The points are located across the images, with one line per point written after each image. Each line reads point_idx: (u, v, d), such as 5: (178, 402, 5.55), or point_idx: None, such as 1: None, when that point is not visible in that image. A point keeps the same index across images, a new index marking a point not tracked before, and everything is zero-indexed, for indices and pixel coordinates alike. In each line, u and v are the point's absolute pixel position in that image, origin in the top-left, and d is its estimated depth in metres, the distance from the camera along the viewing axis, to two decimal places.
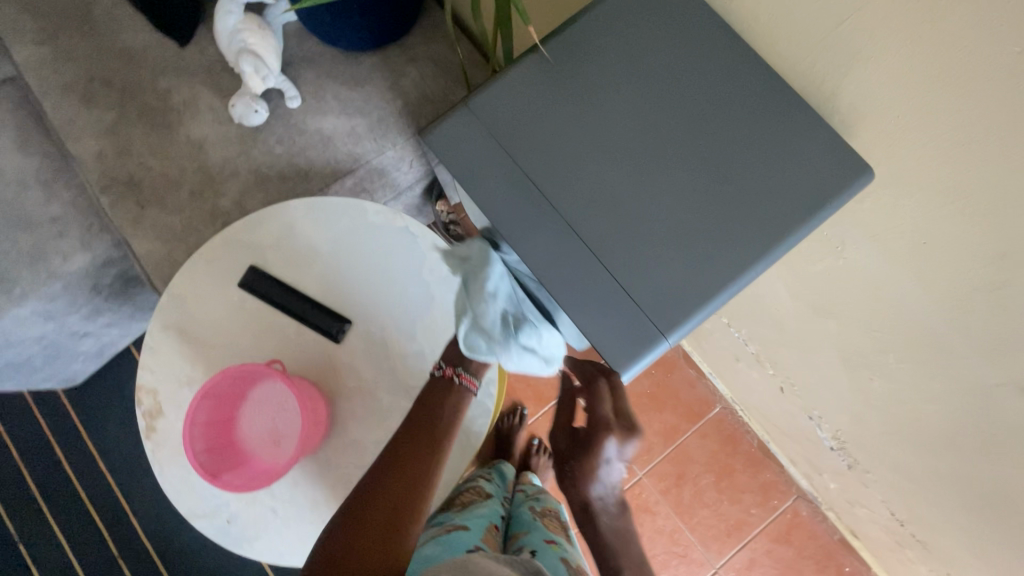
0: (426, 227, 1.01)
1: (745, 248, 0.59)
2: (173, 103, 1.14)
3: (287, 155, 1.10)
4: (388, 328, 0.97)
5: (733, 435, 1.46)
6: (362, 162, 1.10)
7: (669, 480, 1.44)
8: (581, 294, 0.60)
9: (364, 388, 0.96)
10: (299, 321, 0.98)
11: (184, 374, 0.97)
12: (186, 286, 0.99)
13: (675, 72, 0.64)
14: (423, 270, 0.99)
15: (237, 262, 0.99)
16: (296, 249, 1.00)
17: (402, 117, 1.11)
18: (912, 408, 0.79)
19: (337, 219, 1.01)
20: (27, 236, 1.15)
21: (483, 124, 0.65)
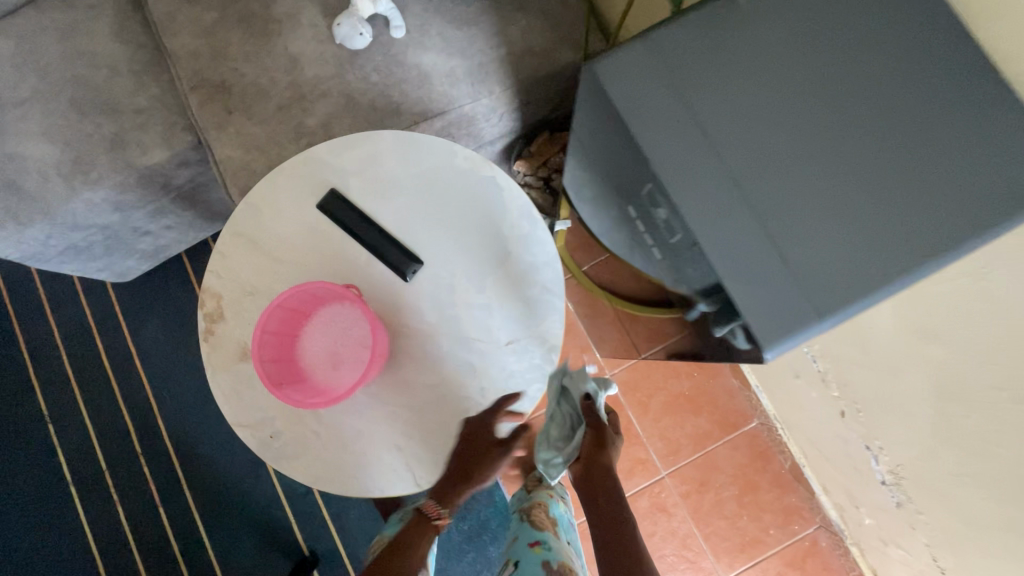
0: (513, 181, 0.98)
1: (923, 240, 0.56)
2: (275, 12, 1.11)
3: (381, 84, 1.07)
4: (458, 278, 0.95)
5: (765, 452, 1.42)
6: (454, 105, 1.08)
7: (691, 485, 1.42)
8: (736, 256, 0.59)
9: (424, 332, 0.94)
10: (369, 252, 0.96)
11: (248, 285, 0.96)
12: (265, 197, 0.97)
13: (871, 45, 0.62)
14: (504, 225, 0.96)
15: (318, 183, 0.98)
16: (380, 181, 0.98)
17: (504, 66, 1.08)
18: (1003, 455, 0.74)
19: (425, 158, 0.98)
20: (111, 123, 1.15)
21: (661, 66, 0.65)
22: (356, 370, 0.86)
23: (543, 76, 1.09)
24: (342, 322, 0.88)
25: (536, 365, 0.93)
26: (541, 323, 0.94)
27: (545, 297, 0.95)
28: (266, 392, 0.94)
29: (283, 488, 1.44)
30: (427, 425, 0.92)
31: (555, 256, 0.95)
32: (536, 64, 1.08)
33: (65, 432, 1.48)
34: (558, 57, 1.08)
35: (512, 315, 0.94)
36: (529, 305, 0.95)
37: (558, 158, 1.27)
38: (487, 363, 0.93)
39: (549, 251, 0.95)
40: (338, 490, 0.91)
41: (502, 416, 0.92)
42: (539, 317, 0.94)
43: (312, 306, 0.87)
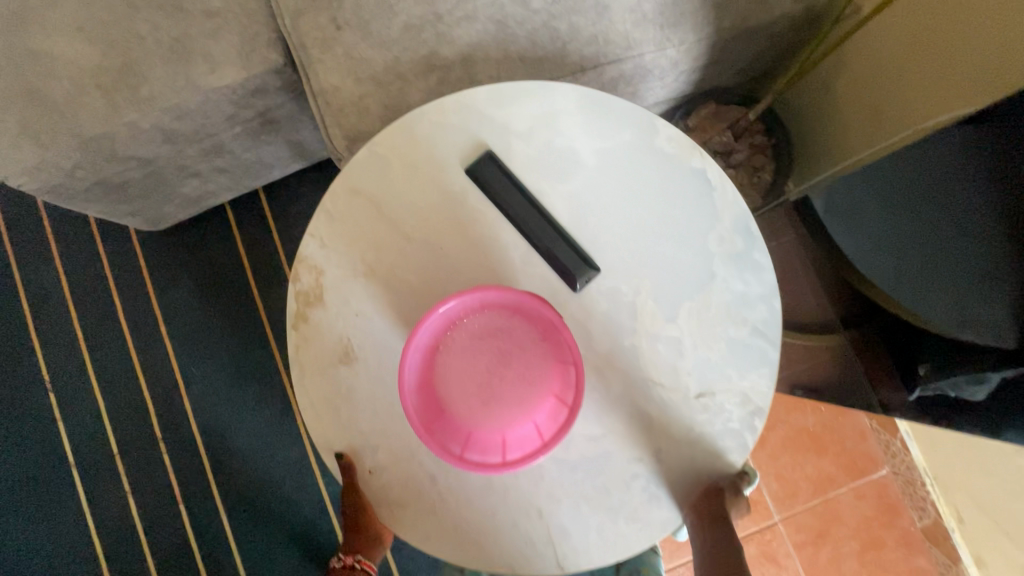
0: (725, 180, 0.75)
1: None
2: None
3: (545, 12, 0.81)
4: (644, 296, 0.72)
5: (895, 505, 1.22)
6: (633, 53, 0.82)
7: (808, 535, 1.22)
8: None
9: (591, 362, 0.70)
10: (529, 246, 0.72)
11: (363, 264, 0.71)
12: (396, 146, 0.73)
13: None
14: (710, 236, 0.73)
15: (472, 141, 0.73)
16: (553, 151, 0.74)
17: (705, 9, 0.83)
18: None
19: (615, 132, 0.74)
20: (172, 25, 0.88)
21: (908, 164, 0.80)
22: (523, 415, 0.60)
23: (750, 27, 0.84)
24: (503, 339, 0.62)
25: (731, 429, 0.70)
26: (746, 374, 0.71)
27: (753, 341, 0.71)
28: (369, 409, 0.69)
29: (330, 497, 1.20)
30: (581, 487, 0.68)
31: (773, 289, 0.72)
32: (746, 11, 0.83)
33: (68, 404, 1.22)
34: (772, 6, 0.84)
35: (708, 357, 0.71)
36: (731, 348, 0.71)
37: (724, 137, 1.01)
38: (673, 412, 0.70)
39: (766, 281, 0.72)
40: (451, 559, 0.67)
41: (680, 489, 0.69)
42: (743, 365, 0.71)
43: (462, 316, 0.63)
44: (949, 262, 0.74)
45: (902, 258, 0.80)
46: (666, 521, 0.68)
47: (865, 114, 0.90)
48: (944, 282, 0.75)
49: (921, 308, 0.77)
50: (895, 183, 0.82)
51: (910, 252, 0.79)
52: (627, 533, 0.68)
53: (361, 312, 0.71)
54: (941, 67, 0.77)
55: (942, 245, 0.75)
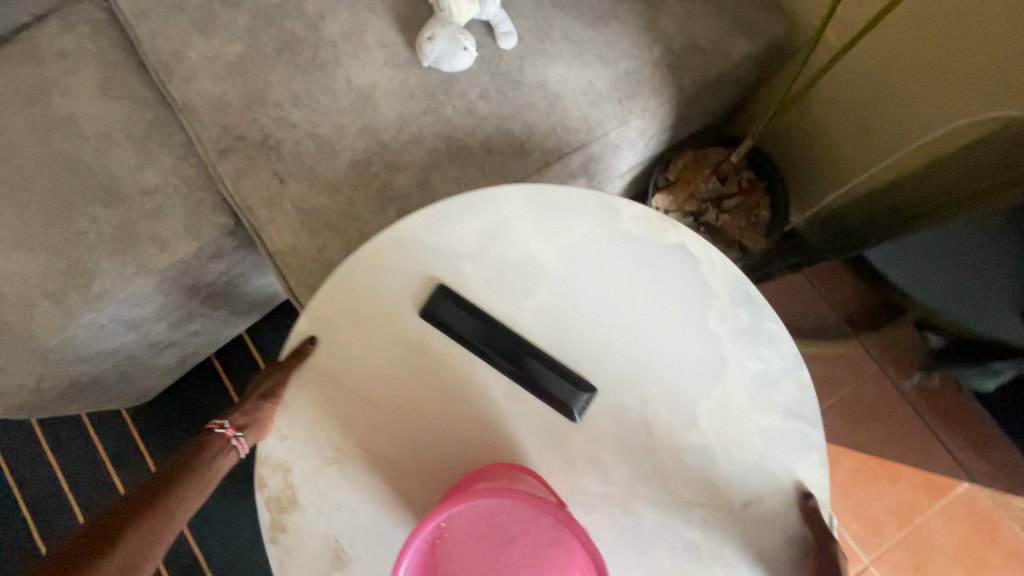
0: (708, 248, 0.67)
1: None
2: (327, 35, 0.79)
3: (493, 117, 0.75)
4: (653, 406, 0.63)
5: (990, 518, 1.11)
6: (597, 133, 0.76)
7: (906, 573, 1.11)
8: None
9: (616, 499, 0.61)
10: (511, 379, 0.64)
11: (332, 447, 0.63)
12: (336, 304, 0.66)
13: None
14: (709, 317, 0.65)
15: (419, 276, 0.66)
16: (512, 265, 0.66)
17: (661, 72, 0.77)
18: None
19: (572, 227, 0.67)
20: (112, 213, 0.82)
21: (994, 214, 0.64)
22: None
23: (713, 77, 0.78)
24: (509, 533, 0.52)
25: (794, 535, 0.59)
26: (792, 464, 0.61)
27: (789, 424, 0.62)
28: None
29: None
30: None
31: (795, 358, 0.64)
32: (704, 63, 0.78)
33: None
34: (730, 51, 0.78)
35: (743, 460, 0.61)
36: (767, 440, 0.62)
37: (710, 183, 0.94)
38: (734, 534, 0.59)
39: (784, 351, 0.64)
40: None
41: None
42: (787, 454, 0.61)
43: (450, 523, 0.52)
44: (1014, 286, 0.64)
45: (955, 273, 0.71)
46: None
47: (855, 134, 0.84)
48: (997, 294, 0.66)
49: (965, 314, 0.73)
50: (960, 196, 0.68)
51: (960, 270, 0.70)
52: None
53: (343, 503, 0.61)
54: (934, 78, 0.70)
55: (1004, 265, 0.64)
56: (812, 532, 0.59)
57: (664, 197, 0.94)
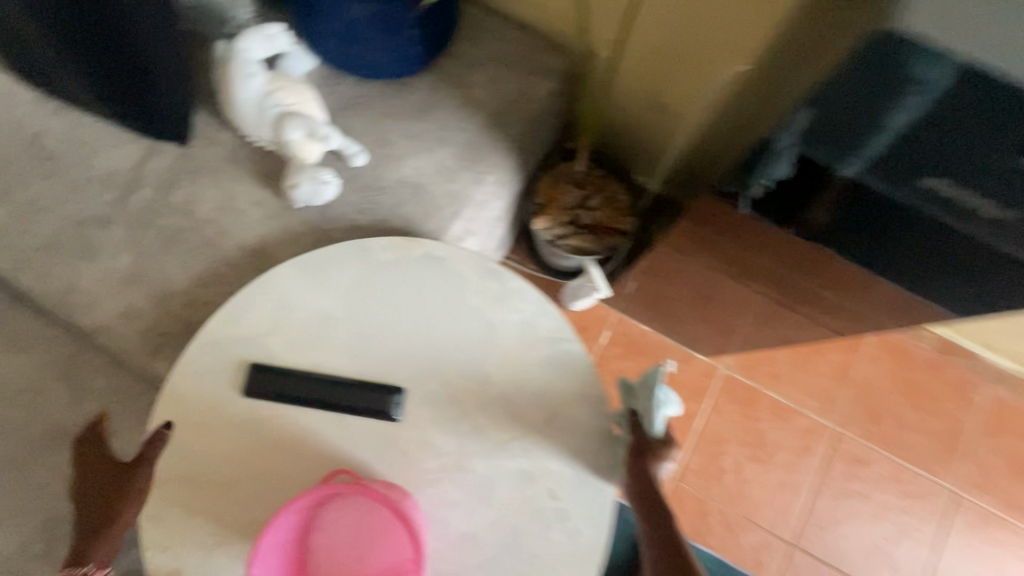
0: (449, 245, 0.81)
1: None
2: (203, 214, 0.87)
3: (376, 223, 0.86)
4: (453, 380, 0.75)
5: (903, 346, 1.34)
6: (465, 199, 0.89)
7: (866, 420, 1.31)
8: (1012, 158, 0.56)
9: (452, 465, 0.72)
10: (337, 410, 0.74)
11: (210, 536, 0.70)
12: (174, 421, 0.74)
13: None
14: (469, 295, 0.79)
15: (230, 364, 0.76)
16: (302, 324, 0.77)
17: (492, 132, 0.92)
18: None
19: (338, 272, 0.79)
20: (68, 452, 0.85)
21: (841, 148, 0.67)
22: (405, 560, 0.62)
23: (534, 117, 0.94)
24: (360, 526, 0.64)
25: (591, 425, 0.75)
26: (570, 377, 0.76)
27: (557, 348, 0.77)
28: None
29: None
30: (516, 565, 0.70)
31: (541, 298, 0.79)
32: (522, 112, 0.93)
33: None
34: (536, 94, 0.94)
35: (534, 387, 0.75)
36: (545, 366, 0.76)
37: (572, 193, 1.10)
38: (598, 464, 0.73)
39: (532, 298, 0.79)
40: None
41: (592, 507, 0.72)
42: (562, 371, 0.76)
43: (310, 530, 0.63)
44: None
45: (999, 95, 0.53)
46: (596, 542, 0.70)
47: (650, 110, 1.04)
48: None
49: (905, 172, 0.64)
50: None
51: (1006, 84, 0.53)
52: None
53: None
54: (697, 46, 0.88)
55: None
56: (601, 419, 0.75)
57: (543, 219, 1.09)
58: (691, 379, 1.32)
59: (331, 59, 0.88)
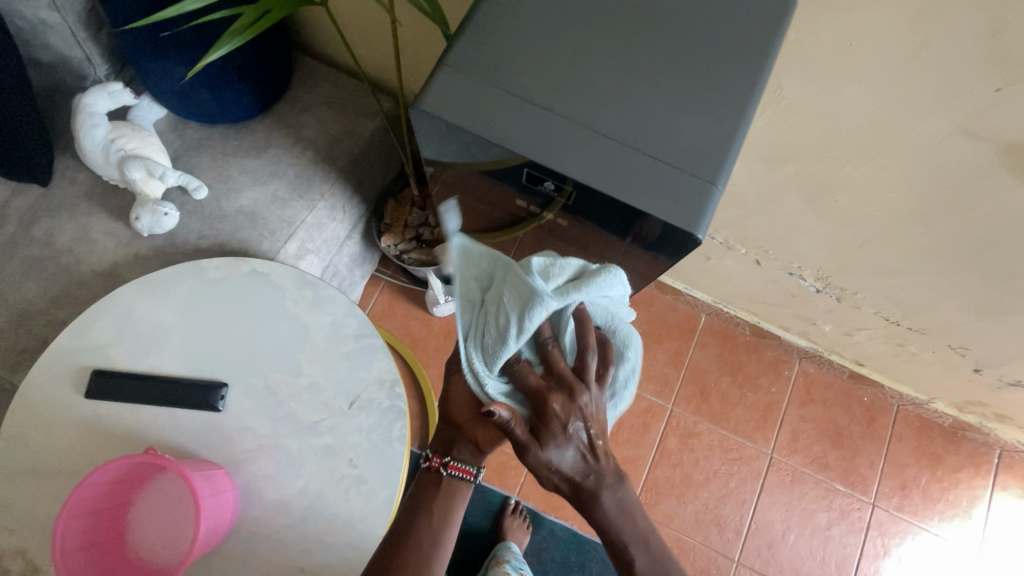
0: (272, 262, 0.97)
1: (715, 115, 0.51)
2: (61, 244, 1.00)
3: (216, 246, 1.01)
4: (271, 374, 0.90)
5: (727, 332, 1.55)
6: (297, 222, 1.05)
7: (697, 399, 1.50)
8: (645, 173, 0.49)
9: (267, 444, 0.87)
10: (169, 405, 0.88)
11: (53, 518, 0.82)
12: (24, 423, 0.86)
13: (562, 56, 0.52)
14: (287, 303, 0.94)
15: (76, 372, 0.89)
16: (141, 335, 0.91)
17: (321, 165, 1.08)
18: (887, 237, 0.89)
19: (174, 289, 0.93)
20: None
21: (536, 136, 0.50)
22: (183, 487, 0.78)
23: (359, 152, 1.11)
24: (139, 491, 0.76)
25: (387, 406, 0.90)
26: (370, 367, 0.92)
27: (361, 344, 0.93)
28: None
29: None
30: (317, 523, 0.84)
31: (348, 303, 0.95)
32: (348, 147, 1.10)
33: None
34: (361, 131, 1.11)
35: (341, 375, 0.91)
36: (350, 359, 0.92)
37: (414, 213, 1.25)
38: (391, 437, 0.89)
39: (341, 302, 0.94)
40: None
41: (383, 472, 0.87)
42: (365, 363, 0.92)
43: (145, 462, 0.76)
44: (711, 105, 0.51)
45: (620, 125, 0.50)
46: (386, 499, 0.85)
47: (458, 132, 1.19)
48: (670, 126, 0.50)
49: (616, 177, 0.49)
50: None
51: (617, 115, 0.51)
52: (362, 529, 0.84)
53: None
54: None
55: (684, 67, 0.52)
56: (396, 399, 0.90)
57: (389, 237, 1.24)
58: None
59: (174, 109, 1.03)
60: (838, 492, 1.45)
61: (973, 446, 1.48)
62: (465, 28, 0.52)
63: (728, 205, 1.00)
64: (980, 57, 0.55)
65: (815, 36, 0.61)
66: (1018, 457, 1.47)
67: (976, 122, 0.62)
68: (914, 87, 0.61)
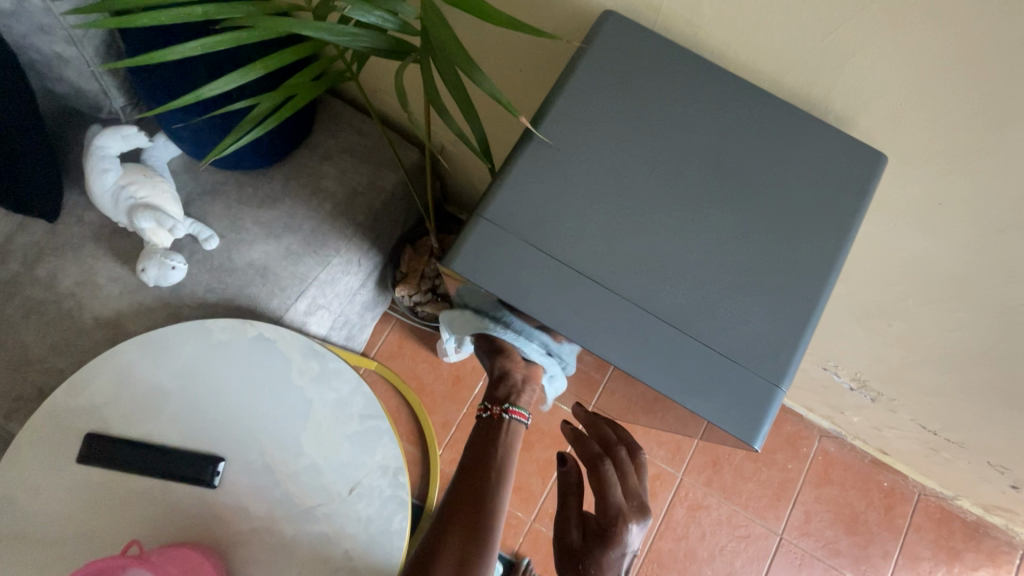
0: (279, 326, 0.92)
1: (782, 303, 0.45)
2: (65, 288, 0.96)
3: (223, 301, 0.97)
4: (269, 451, 0.86)
5: None
6: (309, 279, 0.99)
7: (708, 470, 1.45)
8: (699, 366, 0.44)
9: (261, 528, 0.83)
10: (162, 477, 0.84)
11: None
12: (11, 486, 0.82)
13: (615, 217, 0.46)
14: (292, 374, 0.90)
15: (69, 433, 0.85)
16: (138, 398, 0.87)
17: (338, 219, 1.03)
18: (941, 365, 0.82)
19: (176, 350, 0.89)
20: None
21: (580, 315, 0.44)
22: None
23: (379, 206, 1.05)
24: None
25: (387, 496, 0.86)
26: (373, 451, 0.87)
27: (365, 424, 0.88)
28: None
29: None
30: None
31: (356, 379, 0.90)
32: (367, 201, 1.04)
33: None
34: (383, 184, 1.06)
35: (341, 458, 0.86)
36: (353, 441, 0.87)
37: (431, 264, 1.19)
38: (390, 530, 0.84)
39: (348, 377, 0.90)
40: None
41: (378, 568, 0.82)
42: (368, 446, 0.87)
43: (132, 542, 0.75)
44: (779, 290, 0.45)
45: (673, 305, 0.45)
46: None
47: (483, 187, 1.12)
48: (730, 312, 0.45)
49: (665, 369, 0.44)
50: (604, 50, 0.49)
51: (671, 294, 0.45)
52: None
53: None
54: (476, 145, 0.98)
55: (753, 240, 0.46)
56: (398, 488, 0.86)
57: (404, 288, 1.18)
58: (552, 427, 1.43)
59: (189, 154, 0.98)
60: None
61: (995, 544, 1.41)
62: (510, 173, 0.46)
63: None
64: None
65: (898, 187, 0.55)
66: None
67: None
68: (1005, 246, 0.55)
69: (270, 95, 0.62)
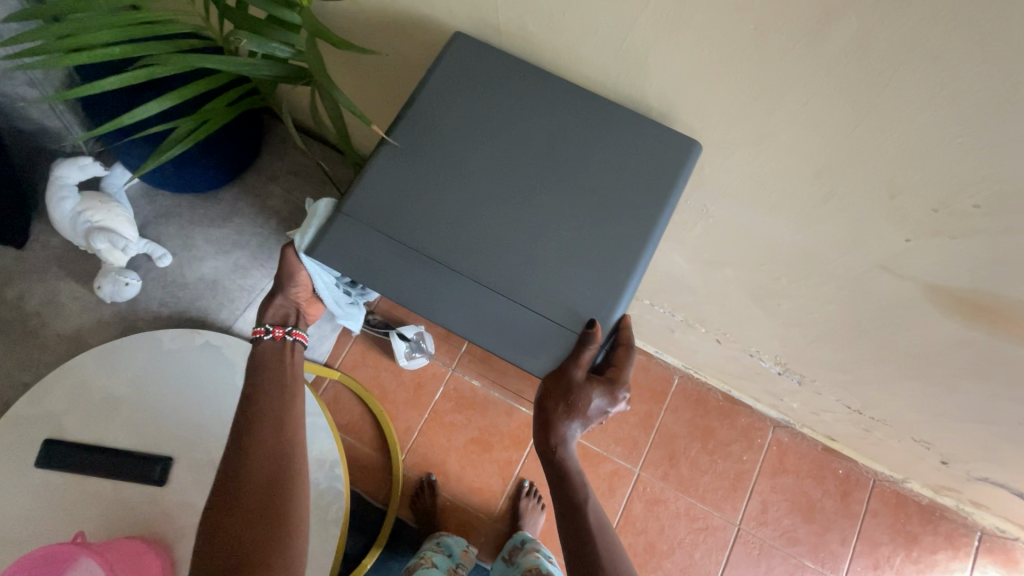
0: (227, 334, 0.99)
1: (593, 273, 0.55)
2: (30, 307, 1.04)
3: (176, 314, 1.05)
4: (215, 449, 0.92)
5: (699, 397, 1.53)
6: (256, 291, 1.07)
7: (665, 464, 1.48)
8: (521, 327, 0.55)
9: None
10: (113, 477, 0.90)
11: None
12: None
13: (455, 207, 0.56)
14: (238, 377, 0.97)
15: (28, 439, 0.91)
16: (95, 404, 0.94)
17: (283, 235, 1.10)
18: (833, 341, 0.87)
19: (131, 358, 0.97)
20: None
21: (425, 289, 0.55)
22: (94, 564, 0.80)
23: None
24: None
25: (324, 487, 0.92)
26: (312, 446, 0.95)
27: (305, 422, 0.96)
28: None
29: None
30: None
31: None
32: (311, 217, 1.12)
33: None
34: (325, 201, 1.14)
35: None
36: None
37: None
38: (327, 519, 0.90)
39: None
40: None
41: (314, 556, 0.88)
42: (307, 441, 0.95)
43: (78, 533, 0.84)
44: (591, 264, 0.55)
45: (502, 279, 0.55)
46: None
47: None
48: (549, 282, 0.55)
49: (495, 330, 0.55)
50: (451, 77, 0.60)
51: (501, 270, 0.55)
52: None
53: None
54: None
55: (570, 223, 0.56)
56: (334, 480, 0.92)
57: None
58: (511, 429, 1.37)
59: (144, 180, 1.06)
60: (807, 569, 1.42)
61: (952, 527, 1.43)
62: (370, 172, 0.57)
63: (677, 292, 0.99)
64: (879, 208, 0.56)
65: (730, 172, 0.62)
66: (1000, 542, 1.41)
67: (895, 259, 0.61)
68: (830, 222, 0.61)
69: (185, 120, 0.70)
